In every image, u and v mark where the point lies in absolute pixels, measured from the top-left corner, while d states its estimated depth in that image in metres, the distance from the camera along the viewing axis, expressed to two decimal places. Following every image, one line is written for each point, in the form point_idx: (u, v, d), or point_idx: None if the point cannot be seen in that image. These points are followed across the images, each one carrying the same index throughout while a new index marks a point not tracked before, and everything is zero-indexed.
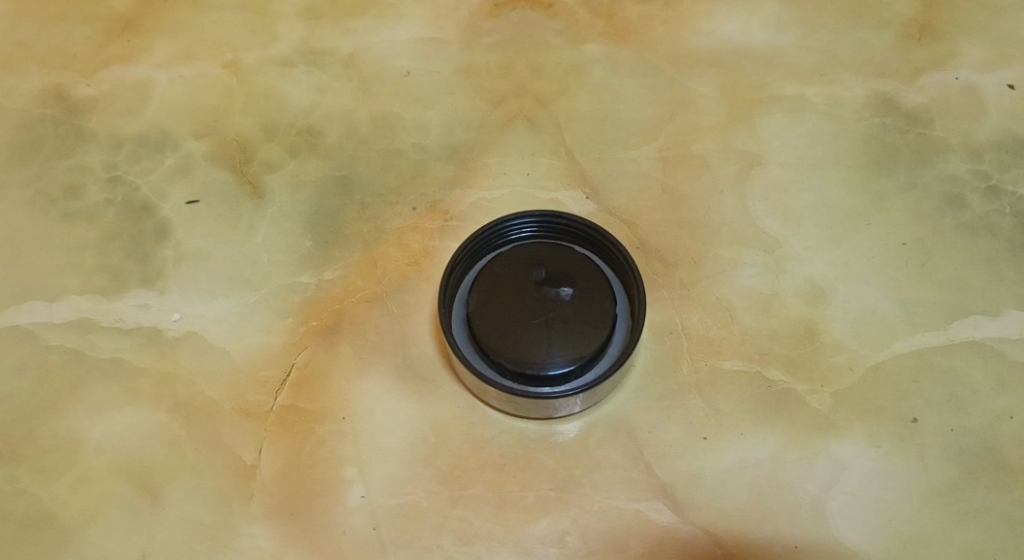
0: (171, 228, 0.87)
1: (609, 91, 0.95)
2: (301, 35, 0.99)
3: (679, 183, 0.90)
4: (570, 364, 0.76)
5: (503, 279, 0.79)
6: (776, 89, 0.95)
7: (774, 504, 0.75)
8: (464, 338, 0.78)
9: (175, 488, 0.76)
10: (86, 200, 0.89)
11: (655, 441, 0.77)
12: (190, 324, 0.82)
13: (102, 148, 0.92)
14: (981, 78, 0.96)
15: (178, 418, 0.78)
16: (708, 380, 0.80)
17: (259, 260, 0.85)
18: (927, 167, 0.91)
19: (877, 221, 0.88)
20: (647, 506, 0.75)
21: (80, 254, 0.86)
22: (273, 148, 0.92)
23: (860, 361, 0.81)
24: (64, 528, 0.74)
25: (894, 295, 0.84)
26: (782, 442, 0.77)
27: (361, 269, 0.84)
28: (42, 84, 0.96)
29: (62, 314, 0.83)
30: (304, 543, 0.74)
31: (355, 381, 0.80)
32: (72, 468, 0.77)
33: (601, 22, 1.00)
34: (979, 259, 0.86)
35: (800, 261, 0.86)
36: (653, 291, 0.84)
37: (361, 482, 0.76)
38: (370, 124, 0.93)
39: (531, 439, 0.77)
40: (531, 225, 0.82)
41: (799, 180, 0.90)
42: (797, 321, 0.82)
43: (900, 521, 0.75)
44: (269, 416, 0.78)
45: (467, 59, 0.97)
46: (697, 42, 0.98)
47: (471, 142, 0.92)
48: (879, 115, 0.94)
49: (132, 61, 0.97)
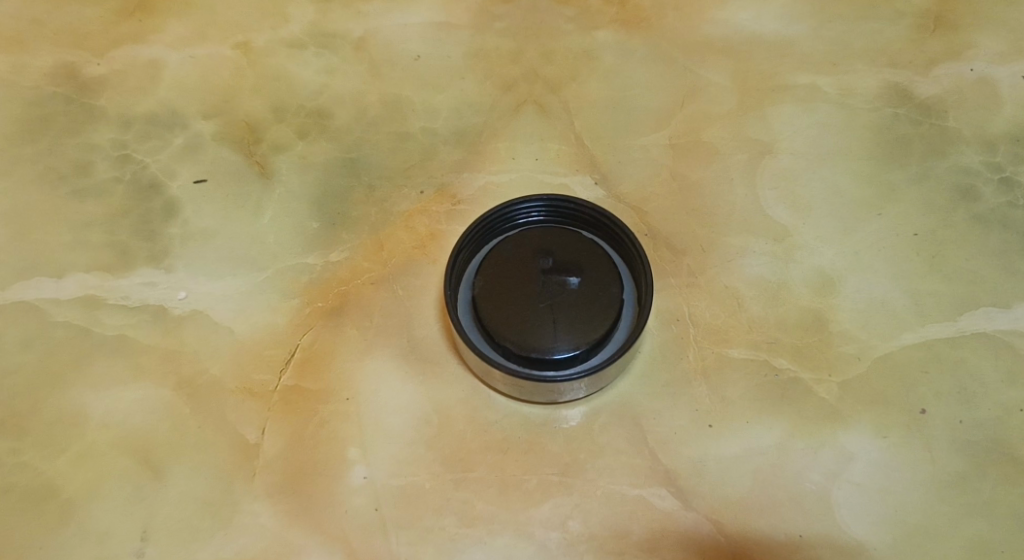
0: (179, 207, 0.87)
1: (620, 77, 0.95)
2: (312, 17, 0.99)
3: (688, 170, 0.89)
4: (576, 348, 0.75)
5: (510, 263, 0.78)
6: (789, 78, 0.95)
7: (778, 492, 0.74)
8: (469, 321, 0.78)
9: (177, 464, 0.75)
10: (95, 177, 0.89)
11: (659, 428, 0.77)
12: (196, 303, 0.82)
13: (111, 126, 0.92)
14: (996, 70, 0.95)
15: (182, 395, 0.78)
16: (714, 368, 0.79)
17: (266, 240, 0.85)
18: (940, 159, 0.90)
19: (888, 211, 0.87)
20: (650, 492, 0.74)
21: (88, 231, 0.86)
22: (282, 129, 0.92)
23: (868, 351, 0.80)
24: (67, 502, 0.75)
25: (903, 286, 0.83)
26: (788, 431, 0.77)
27: (367, 251, 0.84)
28: (54, 62, 0.96)
29: (69, 290, 0.83)
30: (305, 522, 0.73)
31: (360, 362, 0.79)
32: (75, 443, 0.77)
33: (613, 9, 1.00)
34: (991, 252, 0.85)
35: (810, 250, 0.85)
36: (661, 278, 0.83)
37: (364, 463, 0.75)
38: (380, 107, 0.93)
39: (535, 423, 0.77)
40: (538, 210, 0.82)
41: (810, 169, 0.89)
42: (805, 310, 0.82)
43: (906, 511, 0.74)
44: (273, 395, 0.78)
45: (478, 44, 0.97)
46: (709, 30, 0.98)
47: (481, 127, 0.91)
48: (892, 106, 0.93)
49: (144, 40, 0.97)
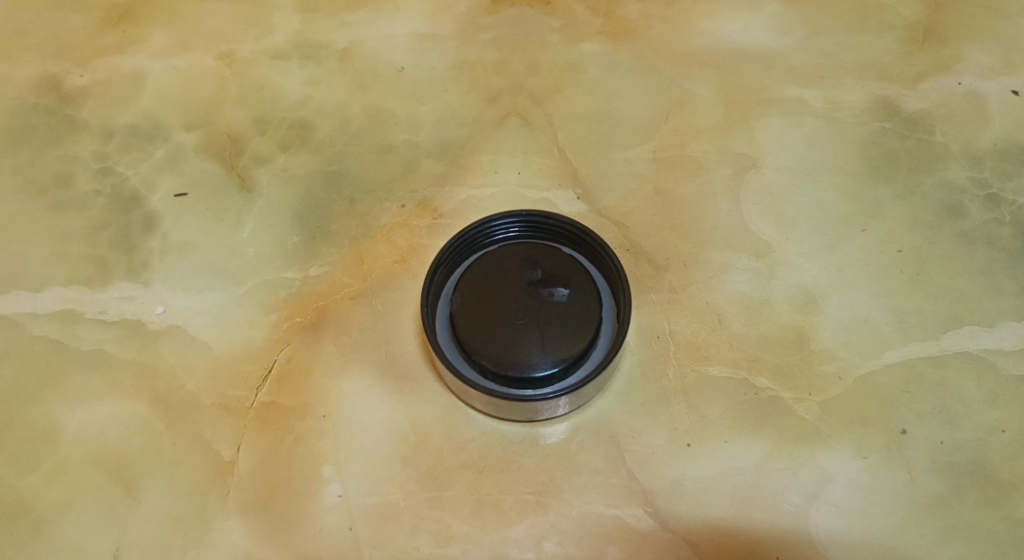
0: (159, 220, 0.87)
1: (605, 89, 0.94)
2: (297, 27, 0.99)
3: (672, 185, 0.88)
4: (554, 366, 0.75)
5: (488, 279, 0.78)
6: (775, 91, 0.94)
7: (756, 513, 0.74)
8: (446, 338, 0.77)
9: (151, 480, 0.75)
10: (75, 189, 0.89)
11: (637, 447, 0.76)
12: (174, 317, 0.82)
13: (93, 138, 0.92)
14: (985, 84, 0.94)
15: (158, 411, 0.78)
16: (694, 386, 0.78)
17: (245, 253, 0.85)
18: (926, 174, 0.89)
19: (872, 227, 0.86)
20: (626, 512, 0.74)
21: (67, 243, 0.86)
22: (264, 141, 0.91)
23: (849, 370, 0.79)
24: (40, 518, 0.75)
25: (887, 304, 0.82)
26: (767, 451, 0.76)
27: (347, 265, 0.84)
28: (37, 72, 0.96)
29: (47, 304, 0.83)
30: (278, 541, 0.73)
31: (337, 378, 0.79)
32: (50, 458, 0.77)
33: (599, 20, 0.99)
34: (976, 269, 0.84)
35: (793, 267, 0.84)
36: (642, 294, 0.82)
37: (339, 480, 0.75)
38: (363, 119, 0.93)
39: (512, 441, 0.76)
40: (516, 225, 0.81)
41: (795, 184, 0.88)
42: (787, 327, 0.81)
43: (885, 534, 0.73)
44: (249, 411, 0.78)
45: (462, 55, 0.96)
46: (696, 41, 0.97)
47: (464, 139, 0.91)
48: (879, 120, 0.92)
49: (128, 51, 0.97)
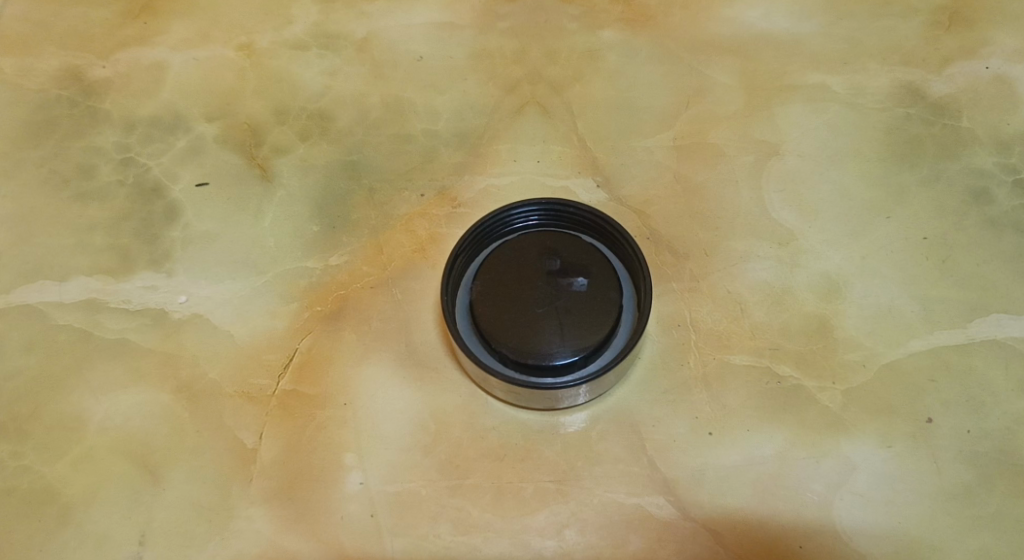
0: (181, 210, 0.87)
1: (624, 77, 0.94)
2: (315, 18, 0.99)
3: (692, 173, 0.88)
4: (575, 354, 0.74)
5: (508, 268, 0.77)
6: (797, 77, 0.93)
7: (778, 502, 0.73)
8: (466, 326, 0.77)
9: (176, 468, 0.76)
10: (98, 180, 0.90)
11: (658, 435, 0.76)
12: (196, 306, 0.82)
13: (115, 130, 0.93)
14: (1013, 68, 0.93)
15: (181, 399, 0.78)
16: (715, 375, 0.78)
17: (266, 243, 0.85)
18: (953, 160, 0.88)
19: (897, 214, 0.85)
20: (647, 501, 0.73)
21: (91, 234, 0.86)
22: (283, 132, 0.92)
23: (873, 358, 0.78)
24: (67, 504, 0.75)
25: (912, 291, 0.81)
26: (790, 439, 0.75)
27: (367, 255, 0.84)
28: (59, 65, 0.97)
29: (71, 294, 0.83)
30: (299, 528, 0.73)
31: (357, 368, 0.79)
32: (76, 445, 0.77)
33: (619, 7, 0.98)
34: (1003, 256, 0.83)
35: (815, 254, 0.83)
36: (662, 282, 0.82)
37: (360, 468, 0.75)
38: (381, 109, 0.93)
39: (533, 430, 0.76)
40: (536, 214, 0.81)
41: (818, 171, 0.88)
42: (810, 316, 0.80)
43: (910, 523, 0.72)
44: (271, 400, 0.78)
45: (480, 44, 0.96)
46: (716, 28, 0.96)
47: (482, 128, 0.91)
48: (904, 106, 0.91)
49: (148, 43, 0.98)
